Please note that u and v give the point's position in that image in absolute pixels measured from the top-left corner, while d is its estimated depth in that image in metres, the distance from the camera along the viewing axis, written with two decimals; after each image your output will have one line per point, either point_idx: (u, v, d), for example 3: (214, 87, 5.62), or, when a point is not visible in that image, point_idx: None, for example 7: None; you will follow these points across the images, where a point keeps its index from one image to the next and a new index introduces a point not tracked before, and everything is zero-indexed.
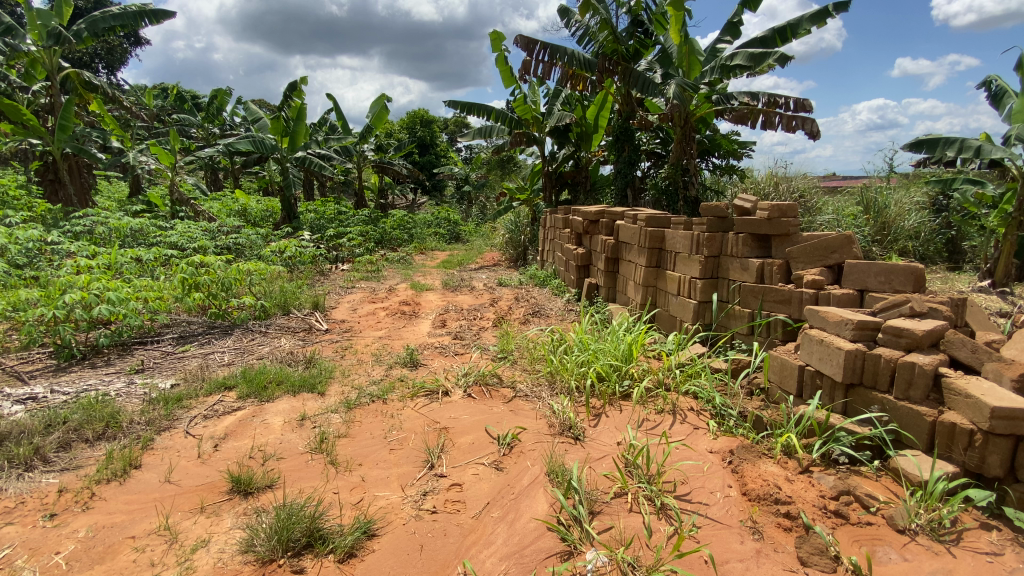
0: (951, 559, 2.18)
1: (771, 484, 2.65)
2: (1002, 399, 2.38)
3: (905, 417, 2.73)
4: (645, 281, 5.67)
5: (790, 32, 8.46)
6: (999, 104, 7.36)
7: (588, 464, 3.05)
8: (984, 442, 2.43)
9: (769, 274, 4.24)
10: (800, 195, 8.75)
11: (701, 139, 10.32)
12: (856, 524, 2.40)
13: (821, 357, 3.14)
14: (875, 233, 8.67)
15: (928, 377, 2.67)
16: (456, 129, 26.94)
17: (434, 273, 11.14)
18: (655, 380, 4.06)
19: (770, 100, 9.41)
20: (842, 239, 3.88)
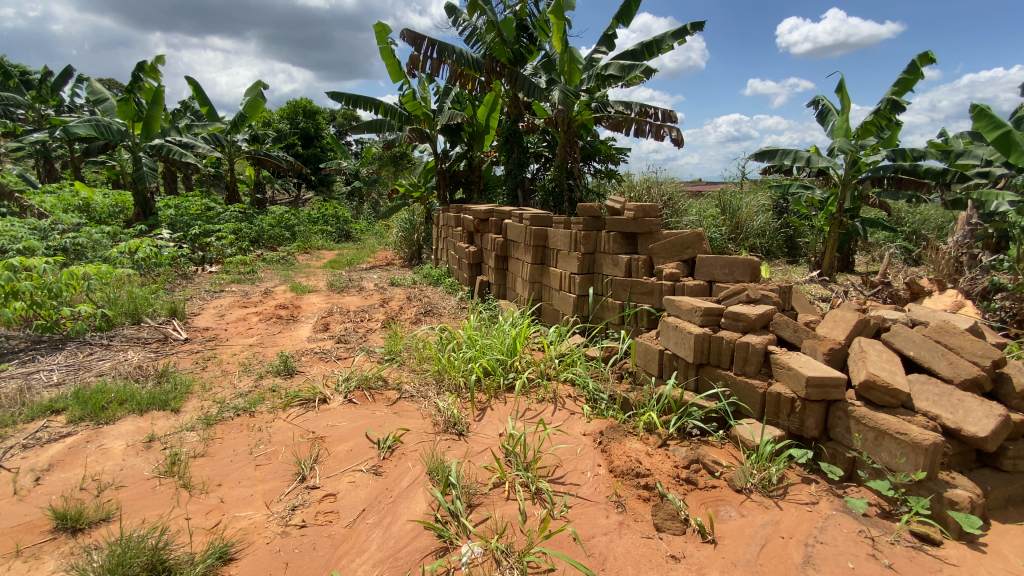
0: (777, 510, 2.49)
1: (634, 460, 2.88)
2: (815, 369, 2.77)
3: (743, 390, 3.11)
4: (531, 278, 5.84)
5: (656, 47, 9.25)
6: (825, 120, 8.71)
7: (468, 459, 3.07)
8: (803, 407, 2.80)
9: (636, 268, 4.59)
10: (670, 198, 9.61)
11: (584, 144, 10.93)
12: (703, 488, 2.68)
13: (677, 341, 3.49)
14: (731, 232, 9.84)
15: (759, 354, 3.06)
16: (344, 122, 25.66)
17: (319, 274, 10.49)
18: (537, 372, 4.20)
19: (642, 110, 10.22)
20: (694, 237, 4.34)
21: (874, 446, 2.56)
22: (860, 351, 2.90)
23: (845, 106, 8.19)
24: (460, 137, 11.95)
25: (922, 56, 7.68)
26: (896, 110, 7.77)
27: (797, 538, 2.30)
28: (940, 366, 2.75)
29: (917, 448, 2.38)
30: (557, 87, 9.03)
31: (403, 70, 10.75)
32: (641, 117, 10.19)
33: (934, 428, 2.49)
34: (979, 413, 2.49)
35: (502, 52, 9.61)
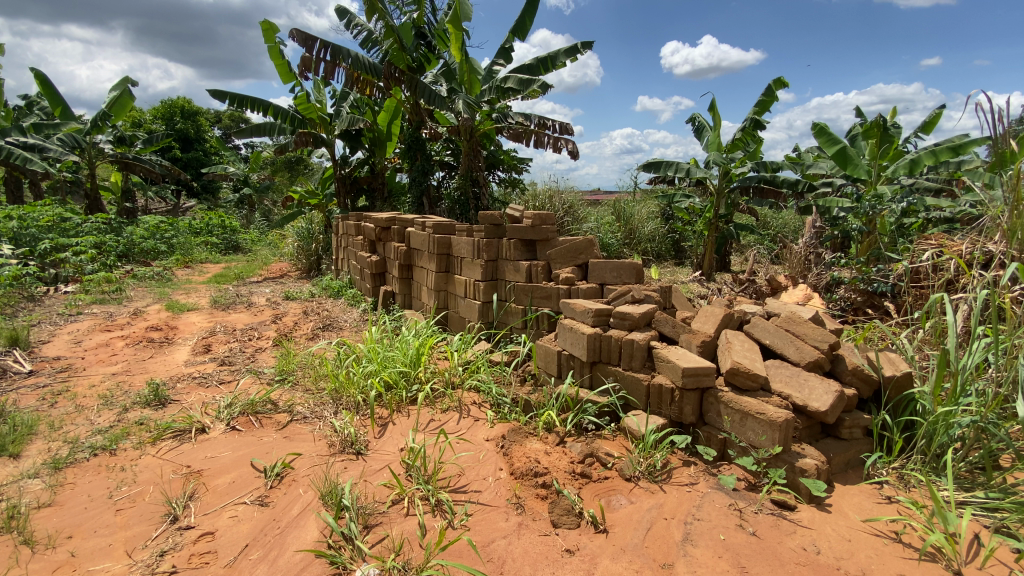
0: (661, 494, 2.68)
1: (533, 460, 2.95)
2: (690, 360, 3.03)
3: (630, 384, 3.32)
4: (436, 286, 5.77)
5: (551, 63, 9.66)
6: (701, 135, 9.63)
7: (365, 478, 2.96)
8: (681, 396, 3.04)
9: (536, 274, 4.72)
10: (570, 207, 10.04)
11: (487, 154, 11.09)
12: (597, 481, 2.82)
13: (572, 342, 3.65)
14: (626, 237, 10.63)
15: (643, 349, 3.29)
16: (230, 124, 23.64)
17: (202, 290, 9.53)
18: (440, 381, 4.16)
19: (540, 122, 10.61)
20: (586, 243, 4.58)
21: (741, 426, 2.81)
22: (726, 342, 3.24)
23: (717, 123, 9.09)
24: (359, 144, 11.55)
25: (776, 81, 8.78)
26: (758, 127, 8.82)
27: (678, 518, 2.48)
28: (790, 352, 3.09)
29: (773, 425, 2.64)
30: (460, 97, 9.10)
31: (295, 72, 10.18)
32: (540, 128, 10.58)
33: (786, 406, 2.77)
34: (821, 390, 2.78)
35: (402, 60, 9.53)
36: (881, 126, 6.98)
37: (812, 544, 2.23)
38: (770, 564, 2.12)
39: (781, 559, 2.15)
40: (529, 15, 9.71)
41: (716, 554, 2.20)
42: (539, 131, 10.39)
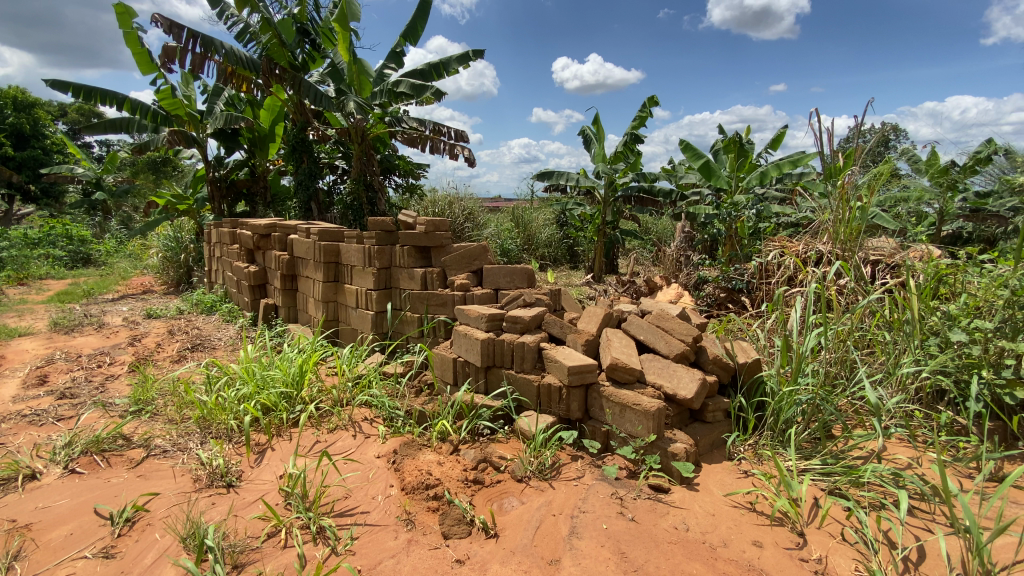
0: (551, 491, 2.74)
1: (424, 472, 2.87)
2: (574, 359, 3.16)
3: (522, 386, 3.38)
4: (324, 297, 5.43)
5: (443, 69, 9.63)
6: (588, 146, 10.16)
7: (236, 514, 2.68)
8: (568, 394, 3.16)
9: (431, 281, 4.62)
10: (469, 214, 10.05)
11: (381, 158, 10.74)
12: (489, 485, 2.82)
13: (466, 348, 3.63)
14: (524, 243, 10.85)
15: (533, 351, 3.37)
16: (80, 118, 20.50)
17: (38, 311, 8.08)
18: (327, 399, 3.90)
19: (435, 127, 10.51)
20: (480, 249, 4.64)
21: (621, 418, 2.99)
22: (607, 340, 3.42)
23: (601, 135, 9.63)
24: (237, 145, 10.60)
25: (649, 98, 9.55)
26: (637, 141, 9.51)
27: (565, 513, 2.54)
28: (661, 346, 3.35)
29: (647, 414, 2.83)
30: (351, 98, 8.76)
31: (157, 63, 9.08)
32: (435, 134, 10.43)
33: (659, 395, 3.00)
34: (687, 378, 3.05)
35: (282, 55, 8.81)
36: (737, 143, 7.95)
37: (683, 522, 2.39)
38: (646, 547, 2.23)
39: (656, 540, 2.26)
40: (418, 20, 9.62)
41: (599, 544, 2.28)
42: (434, 137, 10.29)
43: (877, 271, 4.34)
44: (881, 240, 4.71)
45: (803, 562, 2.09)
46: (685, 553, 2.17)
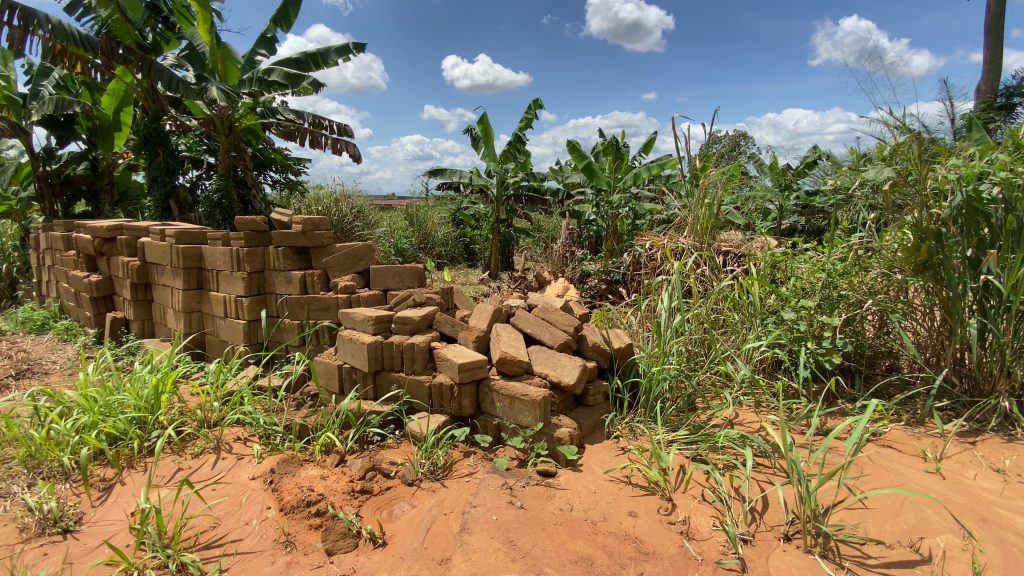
0: (442, 490, 2.68)
1: (305, 489, 2.68)
2: (465, 356, 3.14)
3: (413, 388, 3.30)
4: (186, 307, 4.85)
5: (321, 60, 9.05)
6: (477, 146, 10.14)
7: (74, 564, 2.29)
8: (459, 391, 3.14)
9: (312, 284, 4.33)
10: (358, 212, 9.61)
11: (254, 153, 9.86)
12: (378, 493, 2.70)
13: (353, 353, 3.46)
14: (420, 241, 10.45)
15: (423, 351, 3.30)
16: None
17: None
18: (192, 421, 3.48)
19: (315, 121, 9.85)
20: (366, 249, 4.44)
21: (510, 410, 3.03)
22: (496, 335, 3.46)
23: (489, 135, 9.72)
24: (73, 134, 9.04)
25: (534, 100, 9.84)
26: (523, 141, 9.73)
27: (457, 510, 2.49)
28: (546, 337, 3.46)
29: (534, 403, 2.91)
30: (213, 84, 7.83)
31: None
32: (315, 127, 9.77)
33: (544, 385, 3.09)
34: (570, 366, 3.19)
35: (128, 33, 7.73)
36: (615, 146, 8.49)
37: (568, 503, 2.48)
38: (534, 531, 2.27)
39: (542, 524, 2.32)
40: (292, 6, 8.97)
41: (489, 536, 2.27)
42: (314, 131, 9.65)
43: (731, 261, 4.90)
44: (731, 234, 5.34)
45: (672, 525, 2.28)
46: (569, 532, 2.26)
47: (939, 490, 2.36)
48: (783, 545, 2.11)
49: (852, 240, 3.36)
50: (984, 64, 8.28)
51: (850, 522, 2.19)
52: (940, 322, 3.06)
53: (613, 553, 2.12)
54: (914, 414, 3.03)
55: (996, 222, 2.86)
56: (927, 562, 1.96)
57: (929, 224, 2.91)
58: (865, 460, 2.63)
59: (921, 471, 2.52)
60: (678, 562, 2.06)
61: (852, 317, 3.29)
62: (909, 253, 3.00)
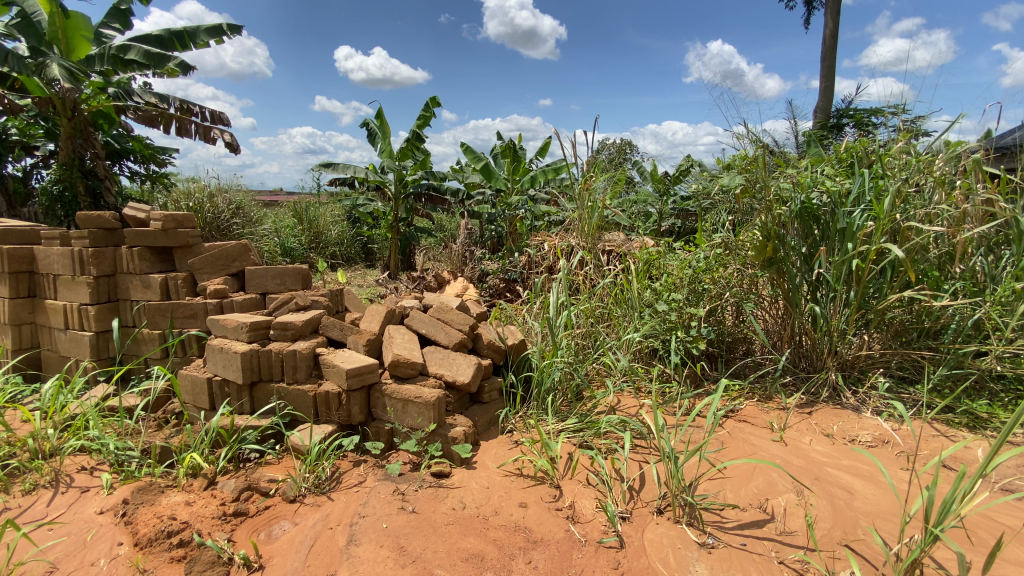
0: (328, 503, 2.53)
1: (167, 518, 2.39)
2: (353, 361, 2.99)
3: (295, 398, 3.08)
4: (13, 318, 4.09)
5: (189, 40, 8.10)
6: (373, 142, 9.68)
7: None
8: (348, 399, 2.97)
9: (176, 288, 3.87)
10: (238, 208, 8.81)
11: (106, 139, 8.58)
12: (254, 515, 2.49)
13: (225, 365, 3.15)
14: (310, 241, 9.81)
15: (307, 358, 3.09)
16: None
17: None
18: (19, 454, 2.94)
19: (183, 106, 8.81)
20: (240, 248, 4.08)
21: (402, 414, 2.93)
22: (388, 337, 3.31)
23: (385, 131, 9.37)
24: None
25: (432, 98, 9.68)
26: (420, 139, 9.52)
27: (344, 522, 2.37)
28: (441, 337, 3.39)
29: (428, 405, 2.84)
30: (53, 59, 6.68)
31: None
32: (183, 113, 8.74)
33: (439, 385, 3.04)
34: (465, 365, 3.16)
35: None
36: (512, 147, 8.64)
37: (460, 502, 2.47)
38: (425, 535, 2.23)
39: (433, 525, 2.29)
40: None
41: (378, 545, 2.19)
42: (182, 118, 8.62)
43: (616, 259, 5.22)
44: (615, 234, 5.67)
45: (559, 511, 2.37)
46: (461, 531, 2.25)
47: (783, 456, 2.72)
48: (656, 518, 2.30)
49: (714, 239, 3.71)
50: (820, 89, 9.69)
51: (713, 491, 2.45)
52: (783, 310, 3.53)
53: (503, 546, 2.16)
54: (765, 391, 3.46)
55: (824, 224, 3.35)
56: (771, 520, 2.24)
57: (773, 226, 3.33)
58: (726, 435, 2.95)
59: (769, 440, 2.89)
60: (563, 546, 2.15)
61: (714, 308, 3.68)
62: (756, 252, 3.44)
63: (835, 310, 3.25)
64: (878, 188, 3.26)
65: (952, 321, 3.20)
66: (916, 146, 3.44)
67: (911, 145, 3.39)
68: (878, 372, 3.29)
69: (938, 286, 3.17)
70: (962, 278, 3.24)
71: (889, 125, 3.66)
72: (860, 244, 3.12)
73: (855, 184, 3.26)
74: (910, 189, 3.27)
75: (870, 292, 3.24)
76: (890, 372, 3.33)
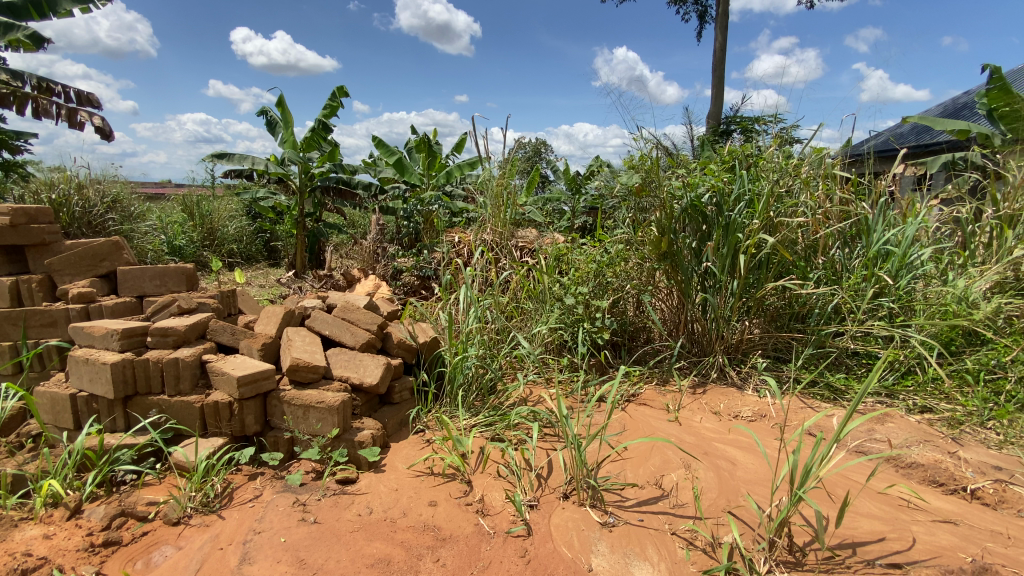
0: (218, 522, 2.33)
1: (18, 556, 2.08)
2: (246, 368, 2.77)
3: (179, 411, 2.80)
4: None
5: (47, 7, 7.01)
6: (274, 132, 9.03)
7: None
8: (240, 408, 2.76)
9: (29, 293, 3.40)
10: (113, 201, 7.82)
11: None
12: (130, 542, 2.24)
13: (91, 378, 2.80)
14: (204, 238, 8.97)
15: (192, 367, 2.83)
16: None
17: None
18: None
19: (42, 84, 7.65)
20: (110, 246, 3.62)
21: (303, 420, 2.77)
22: (287, 340, 3.11)
23: (287, 121, 8.76)
24: None
25: (338, 87, 9.21)
26: (327, 130, 9.01)
27: (236, 540, 2.20)
28: (347, 337, 3.25)
29: (331, 410, 2.71)
30: None
31: None
32: (41, 93, 7.59)
33: (343, 388, 2.91)
34: (372, 365, 3.05)
35: None
36: (426, 143, 8.48)
37: (366, 507, 2.39)
38: (328, 545, 2.13)
39: (336, 534, 2.20)
40: None
41: (275, 561, 2.05)
42: (40, 97, 7.48)
43: (529, 255, 5.33)
44: (528, 231, 5.79)
45: (469, 506, 2.38)
46: (367, 537, 2.18)
47: (677, 434, 2.94)
48: (562, 503, 2.38)
49: (616, 236, 3.94)
50: (712, 98, 10.52)
51: (614, 472, 2.59)
52: (677, 300, 3.80)
53: (411, 547, 2.12)
54: (662, 375, 3.73)
55: (710, 220, 3.62)
56: (666, 495, 2.41)
57: (667, 222, 3.60)
58: (628, 418, 3.12)
59: (666, 421, 3.11)
60: (471, 540, 2.16)
61: (616, 300, 3.92)
62: (653, 247, 3.67)
63: (722, 298, 3.56)
64: (755, 188, 3.59)
65: (816, 306, 3.62)
66: (788, 151, 3.82)
67: (782, 150, 3.78)
68: (757, 354, 3.65)
69: (805, 274, 3.58)
70: (823, 268, 3.68)
71: (768, 132, 4.05)
72: (741, 238, 3.45)
73: (736, 185, 3.56)
74: (782, 189, 3.65)
75: (750, 282, 3.57)
76: (768, 353, 3.71)
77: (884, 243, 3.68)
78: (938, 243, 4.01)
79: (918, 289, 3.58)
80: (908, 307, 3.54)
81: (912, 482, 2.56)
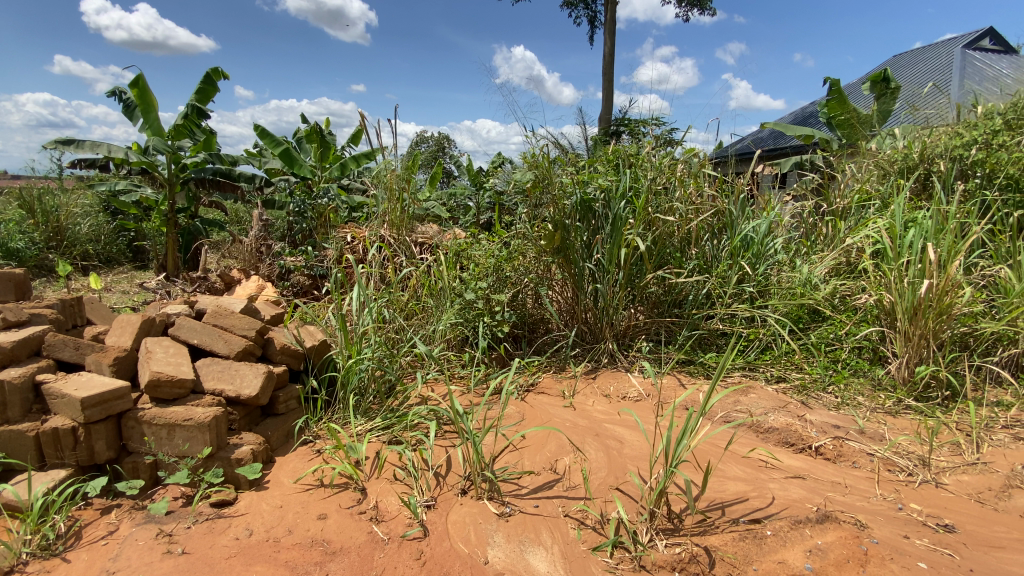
0: (60, 568, 2.01)
1: None
2: (93, 387, 2.42)
3: (8, 443, 2.39)
4: None
5: None
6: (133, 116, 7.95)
7: None
8: (87, 434, 2.40)
9: None
10: None
11: None
12: None
13: None
14: (48, 238, 7.68)
15: (22, 390, 2.42)
16: None
17: None
18: None
19: None
20: None
21: (167, 441, 2.48)
22: (146, 352, 2.76)
23: (145, 104, 7.63)
24: None
25: (212, 69, 8.30)
26: (201, 116, 8.11)
27: None
28: (220, 346, 2.95)
29: (201, 427, 2.45)
30: None
31: None
32: None
33: (216, 403, 2.64)
34: (250, 374, 2.80)
35: None
36: (318, 133, 8.00)
37: (245, 529, 2.20)
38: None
39: (209, 563, 2.00)
40: None
41: None
42: None
43: (427, 251, 5.23)
44: (428, 227, 5.68)
45: (361, 514, 2.29)
46: (245, 561, 2.01)
47: (571, 419, 3.07)
48: (460, 500, 2.37)
49: (512, 232, 4.01)
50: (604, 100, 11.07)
51: (511, 463, 2.64)
52: (571, 291, 3.95)
53: (296, 566, 1.99)
54: (559, 363, 3.88)
55: (598, 215, 3.79)
56: (559, 480, 2.50)
57: (559, 217, 3.73)
58: (525, 408, 3.20)
59: (561, 407, 3.23)
60: (364, 550, 2.08)
61: (515, 293, 4.00)
62: (548, 241, 3.77)
63: (610, 288, 3.77)
64: (637, 185, 3.83)
65: (690, 292, 3.97)
66: (667, 151, 4.13)
67: (661, 150, 4.06)
68: (642, 338, 3.91)
69: (681, 264, 3.90)
70: (696, 258, 4.04)
71: (650, 132, 4.33)
72: (625, 232, 3.67)
73: (621, 182, 3.76)
74: (659, 187, 3.94)
75: (635, 272, 3.82)
76: (652, 337, 3.98)
77: (746, 234, 4.12)
78: (789, 233, 4.57)
79: (774, 275, 4.06)
80: (766, 291, 4.01)
81: (770, 445, 2.91)
